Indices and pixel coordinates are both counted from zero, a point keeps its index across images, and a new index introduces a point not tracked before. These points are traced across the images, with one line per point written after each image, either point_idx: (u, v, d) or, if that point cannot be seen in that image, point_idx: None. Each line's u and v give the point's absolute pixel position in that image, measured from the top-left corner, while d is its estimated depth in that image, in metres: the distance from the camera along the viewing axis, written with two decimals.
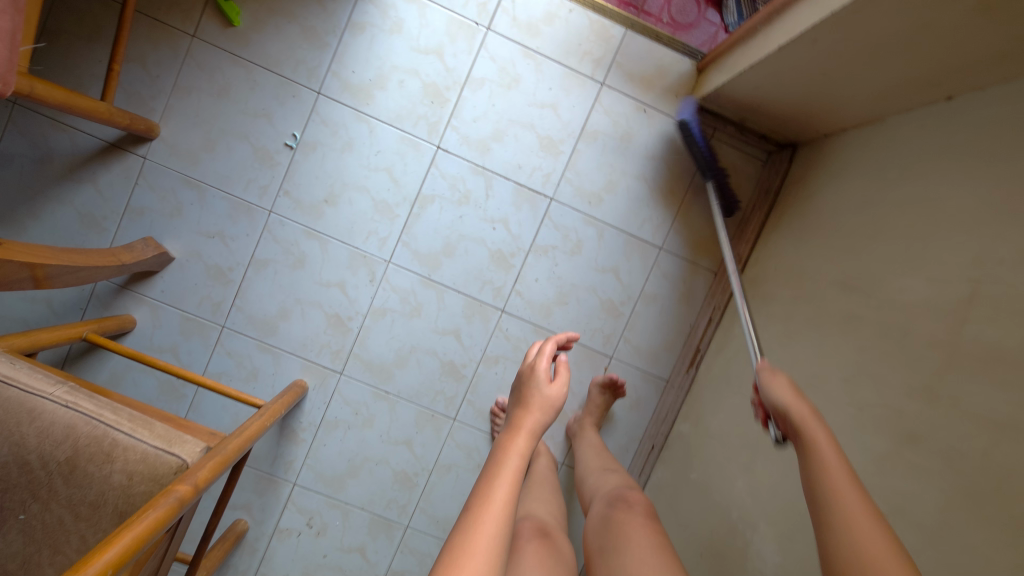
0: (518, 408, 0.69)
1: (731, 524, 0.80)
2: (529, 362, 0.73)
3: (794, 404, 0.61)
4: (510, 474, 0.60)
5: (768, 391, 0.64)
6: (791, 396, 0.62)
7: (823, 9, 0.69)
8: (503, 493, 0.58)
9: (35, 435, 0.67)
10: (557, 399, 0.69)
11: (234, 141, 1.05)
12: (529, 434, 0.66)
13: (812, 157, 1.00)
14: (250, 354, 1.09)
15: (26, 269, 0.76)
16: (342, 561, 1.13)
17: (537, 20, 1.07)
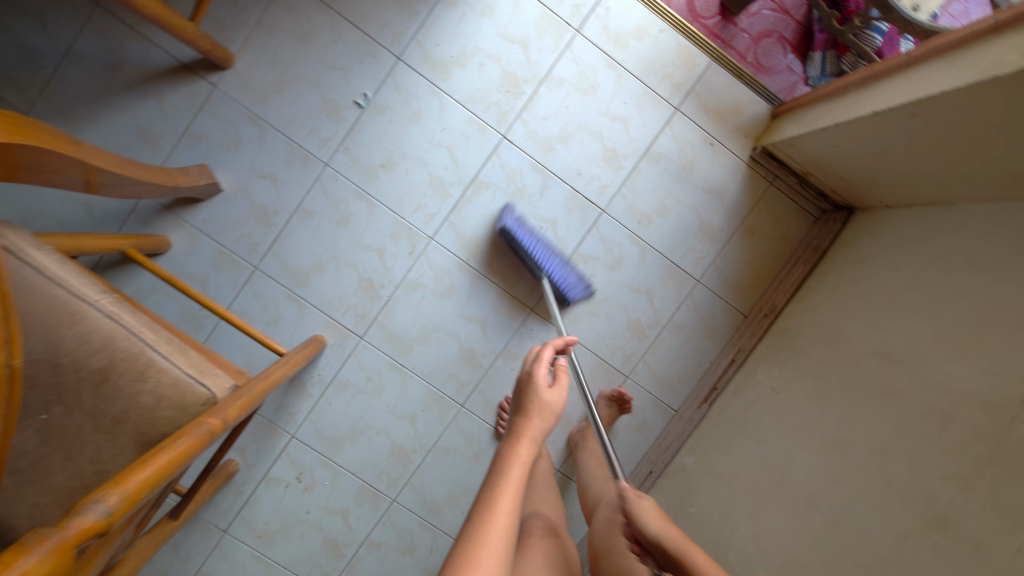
0: (517, 415, 0.69)
1: (726, 565, 0.82)
2: (528, 365, 0.73)
3: (668, 532, 0.62)
4: (513, 483, 0.61)
5: (641, 524, 0.63)
6: (663, 530, 0.62)
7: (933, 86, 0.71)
8: (506, 505, 0.58)
9: (73, 339, 0.66)
10: (555, 405, 0.70)
11: (305, 88, 1.05)
12: (529, 442, 0.66)
13: (866, 225, 1.02)
14: (276, 300, 1.08)
15: (81, 174, 0.74)
16: (323, 521, 1.13)
17: (626, 33, 1.07)
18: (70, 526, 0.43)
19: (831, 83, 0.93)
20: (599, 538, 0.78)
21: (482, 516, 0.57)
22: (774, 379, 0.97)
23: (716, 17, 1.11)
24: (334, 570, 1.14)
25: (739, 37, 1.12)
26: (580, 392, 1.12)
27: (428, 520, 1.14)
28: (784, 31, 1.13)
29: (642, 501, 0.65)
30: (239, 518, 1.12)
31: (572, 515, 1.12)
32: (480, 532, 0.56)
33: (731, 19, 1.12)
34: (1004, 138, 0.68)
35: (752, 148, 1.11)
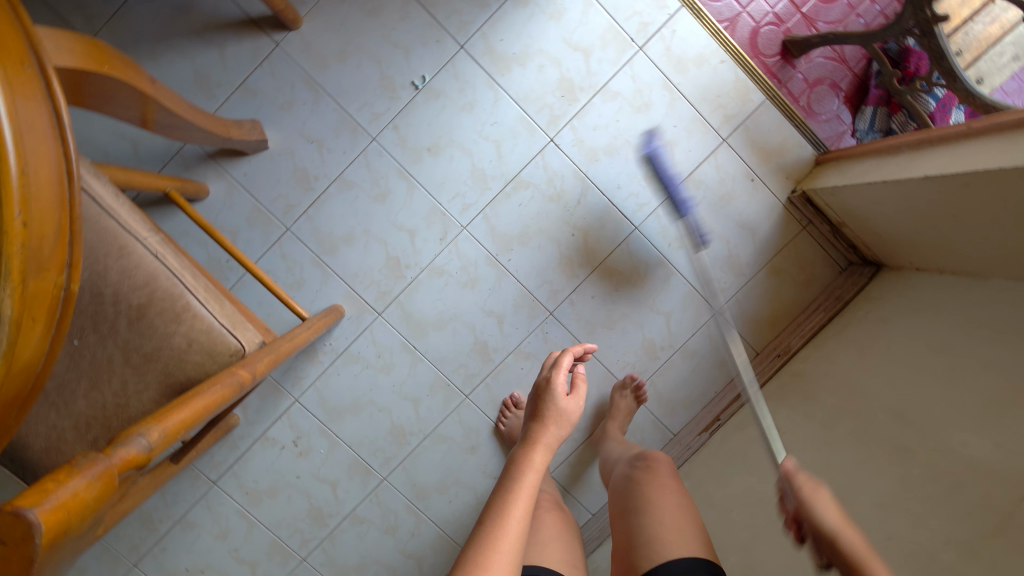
0: (533, 422, 0.67)
1: None
2: (547, 372, 0.71)
3: (846, 532, 0.55)
4: (526, 491, 0.59)
5: (815, 514, 0.58)
6: (841, 526, 0.55)
7: (994, 159, 0.73)
8: (517, 513, 0.57)
9: (117, 272, 0.67)
10: (573, 414, 0.67)
11: (365, 61, 1.05)
12: (544, 450, 0.64)
13: (893, 282, 1.04)
14: (302, 264, 1.08)
15: (136, 112, 0.74)
16: (312, 488, 1.14)
17: (688, 59, 1.08)
18: (114, 455, 0.43)
19: (887, 140, 0.93)
20: (617, 491, 0.83)
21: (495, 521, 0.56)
22: (778, 419, 0.99)
23: (776, 56, 1.12)
24: (316, 538, 1.14)
25: (795, 80, 1.12)
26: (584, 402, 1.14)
27: (415, 504, 1.15)
28: (839, 81, 1.13)
29: (819, 489, 0.59)
30: (230, 473, 1.13)
31: None
32: (491, 537, 0.55)
33: (790, 60, 1.12)
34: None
35: (792, 190, 1.12)
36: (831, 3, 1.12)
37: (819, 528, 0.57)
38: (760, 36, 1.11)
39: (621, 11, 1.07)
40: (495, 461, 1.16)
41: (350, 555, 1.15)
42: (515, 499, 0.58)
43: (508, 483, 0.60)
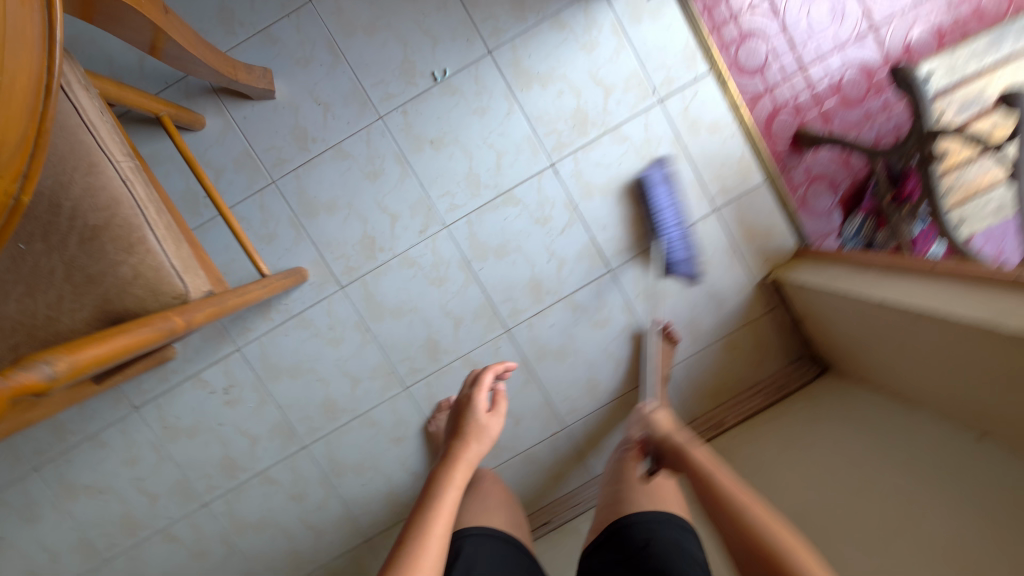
0: (455, 439, 0.71)
1: None
2: (469, 390, 0.76)
3: (676, 434, 0.73)
4: (447, 509, 0.61)
5: (652, 423, 0.78)
6: (667, 430, 0.74)
7: (935, 301, 0.74)
8: (441, 526, 0.59)
9: (81, 188, 0.67)
10: (493, 431, 0.72)
11: (391, 40, 1.05)
12: (465, 465, 0.67)
13: (830, 390, 1.07)
14: (278, 219, 1.08)
15: (145, 37, 0.73)
16: (231, 438, 1.14)
17: (702, 123, 1.10)
18: (12, 379, 0.43)
19: (862, 254, 0.96)
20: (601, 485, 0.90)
21: (419, 532, 0.58)
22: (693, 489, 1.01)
23: (787, 143, 1.14)
24: (223, 486, 1.15)
25: (798, 170, 1.15)
26: (517, 423, 1.16)
27: (328, 478, 1.16)
28: (839, 182, 1.15)
29: (654, 414, 0.79)
30: (154, 403, 1.12)
31: None
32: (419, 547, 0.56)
33: (798, 150, 1.14)
34: (972, 375, 0.72)
35: (766, 274, 1.15)
36: (851, 107, 1.14)
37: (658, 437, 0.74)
38: (776, 120, 1.13)
39: (651, 60, 1.08)
40: (416, 457, 1.17)
41: (253, 511, 1.16)
42: (438, 510, 0.60)
43: (430, 499, 0.62)
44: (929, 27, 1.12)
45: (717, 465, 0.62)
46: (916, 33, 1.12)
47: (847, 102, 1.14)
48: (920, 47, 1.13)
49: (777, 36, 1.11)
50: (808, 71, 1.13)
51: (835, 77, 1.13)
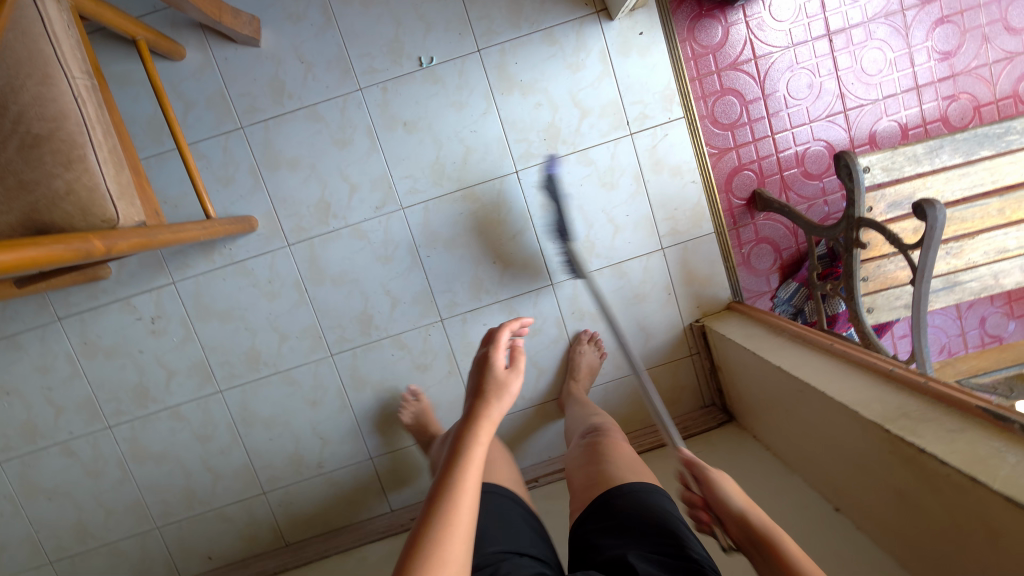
0: (472, 397, 0.58)
1: None
2: (485, 345, 0.60)
3: (753, 512, 0.60)
4: (472, 481, 0.52)
5: (721, 491, 0.63)
6: (746, 506, 0.61)
7: (817, 377, 0.79)
8: (467, 499, 0.51)
9: (31, 96, 0.68)
10: (515, 389, 0.58)
11: (386, 16, 1.07)
12: (488, 425, 0.56)
13: (731, 438, 1.12)
14: (239, 165, 1.09)
15: None
16: (149, 368, 1.15)
17: (666, 162, 1.14)
18: None
19: (780, 320, 1.01)
20: (573, 459, 0.84)
21: (445, 506, 0.50)
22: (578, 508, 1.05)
23: (742, 202, 1.19)
24: (131, 413, 1.16)
25: (748, 228, 1.20)
26: (432, 410, 1.19)
27: (237, 426, 1.18)
28: (783, 248, 1.21)
29: (718, 482, 0.64)
30: (78, 317, 1.12)
31: (358, 499, 1.22)
32: (445, 529, 0.48)
33: (752, 210, 1.19)
34: (833, 451, 0.77)
35: (696, 319, 1.20)
36: (810, 180, 1.19)
37: (728, 511, 0.61)
38: (738, 177, 1.18)
39: (630, 93, 1.11)
40: (328, 424, 1.19)
41: (156, 442, 1.18)
42: (464, 475, 0.52)
43: (454, 465, 0.53)
44: (894, 121, 1.19)
45: (817, 569, 0.50)
46: (882, 125, 1.19)
47: (807, 174, 1.19)
48: (883, 138, 1.19)
49: (755, 97, 1.16)
50: (776, 137, 1.18)
51: (800, 148, 1.19)
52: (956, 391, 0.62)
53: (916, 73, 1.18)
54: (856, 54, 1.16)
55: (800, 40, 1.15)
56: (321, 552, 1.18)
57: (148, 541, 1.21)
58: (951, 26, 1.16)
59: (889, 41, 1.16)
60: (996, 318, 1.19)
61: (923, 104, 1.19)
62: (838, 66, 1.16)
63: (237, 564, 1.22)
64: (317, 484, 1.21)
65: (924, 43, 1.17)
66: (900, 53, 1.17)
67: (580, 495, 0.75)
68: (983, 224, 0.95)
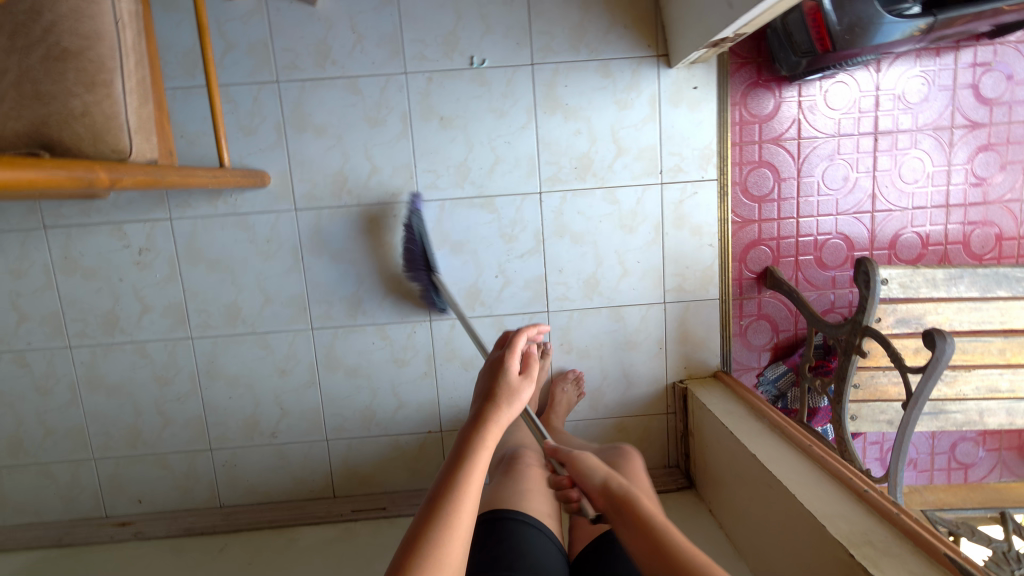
0: (483, 399, 0.63)
1: None
2: (502, 350, 0.66)
3: (609, 482, 0.63)
4: (474, 484, 0.57)
5: (578, 465, 0.64)
6: (603, 471, 0.63)
7: (789, 475, 0.78)
8: (468, 501, 0.56)
9: (68, 8, 0.66)
10: (525, 395, 0.64)
11: (448, 7, 1.05)
12: (496, 429, 0.61)
13: (685, 505, 1.11)
14: (265, 119, 1.06)
15: None
16: (125, 297, 1.12)
17: (688, 220, 1.14)
18: None
19: (763, 405, 1.01)
20: None
21: (450, 502, 0.55)
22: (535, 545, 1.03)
23: (753, 275, 1.18)
24: (95, 339, 1.13)
25: (753, 302, 1.19)
26: (399, 407, 1.18)
27: (200, 376, 1.16)
28: (782, 329, 1.20)
29: (574, 454, 0.65)
30: (64, 230, 1.09)
31: (304, 477, 1.20)
32: (448, 527, 0.54)
33: (760, 285, 1.18)
34: (789, 554, 0.76)
35: (680, 379, 1.19)
36: (822, 269, 1.19)
37: (587, 483, 0.63)
38: (753, 251, 1.17)
39: (670, 144, 1.10)
40: (292, 396, 1.17)
41: (113, 373, 1.15)
42: (469, 476, 0.57)
43: (461, 464, 0.58)
44: (917, 233, 1.19)
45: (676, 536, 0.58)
46: (905, 233, 1.19)
47: (821, 264, 1.19)
48: (902, 247, 1.19)
49: (789, 176, 1.15)
50: (801, 220, 1.17)
51: (821, 237, 1.18)
52: (925, 532, 0.61)
53: (950, 191, 1.18)
54: (897, 158, 1.16)
55: (846, 132, 1.15)
56: (253, 523, 1.16)
57: (80, 470, 1.18)
58: (994, 154, 1.17)
59: (931, 154, 1.16)
60: (966, 446, 1.19)
61: (949, 222, 1.19)
62: (876, 166, 1.16)
63: (165, 514, 1.19)
64: (266, 453, 1.19)
65: (964, 165, 1.17)
66: (939, 169, 1.17)
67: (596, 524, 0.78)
68: (982, 359, 0.96)
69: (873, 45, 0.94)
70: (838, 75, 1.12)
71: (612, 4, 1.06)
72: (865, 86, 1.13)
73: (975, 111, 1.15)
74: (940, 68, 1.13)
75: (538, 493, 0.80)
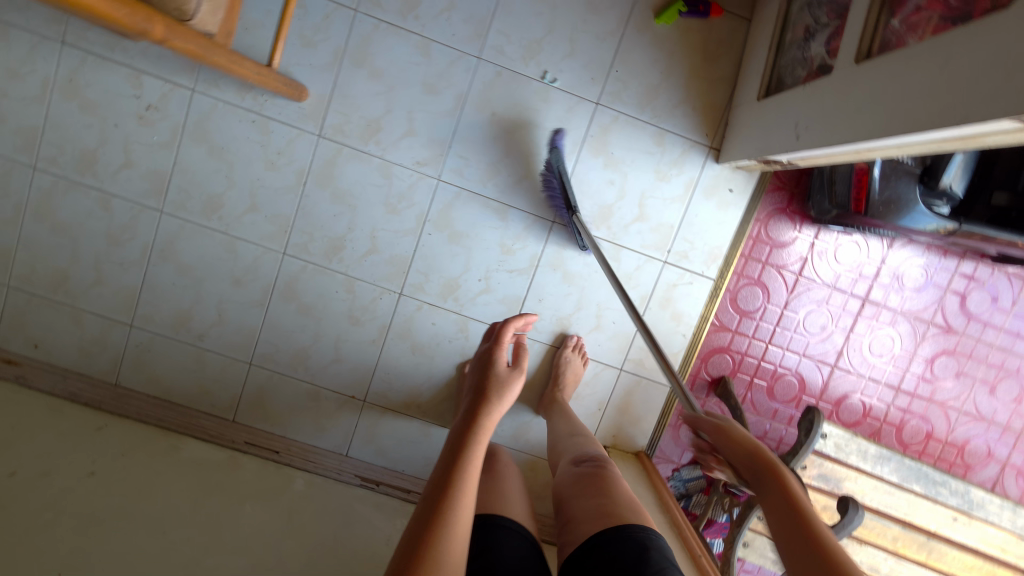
0: (477, 396, 0.73)
1: (210, 538, 0.87)
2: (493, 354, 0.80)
3: (776, 473, 0.64)
4: (478, 458, 0.65)
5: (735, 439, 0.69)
6: (746, 437, 0.69)
7: None
8: (477, 465, 0.64)
9: None
10: (512, 390, 0.75)
11: (544, 18, 1.06)
12: (491, 418, 0.70)
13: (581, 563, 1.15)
14: (329, 39, 1.04)
15: None
16: (113, 145, 1.07)
17: (673, 303, 1.17)
18: None
19: (669, 498, 1.08)
20: (565, 486, 0.79)
21: (459, 472, 0.61)
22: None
23: (708, 377, 1.21)
24: (63, 171, 1.07)
25: (697, 401, 1.22)
26: (335, 361, 1.15)
27: (152, 252, 1.11)
28: None
29: (748, 443, 0.68)
30: (81, 54, 1.03)
31: (211, 391, 1.16)
32: (457, 491, 0.60)
33: (710, 389, 1.22)
34: None
35: (605, 445, 1.21)
36: (770, 398, 1.24)
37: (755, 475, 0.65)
38: (717, 356, 1.21)
39: (687, 231, 1.14)
40: (235, 308, 1.13)
41: (66, 211, 1.09)
42: (474, 448, 0.65)
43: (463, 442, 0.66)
44: (862, 401, 1.25)
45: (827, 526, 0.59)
46: (852, 397, 1.24)
47: (770, 394, 1.23)
48: (845, 408, 1.24)
49: (776, 304, 1.20)
50: (768, 347, 1.22)
51: (780, 369, 1.23)
52: None
53: (905, 376, 1.24)
54: (872, 329, 1.22)
55: (840, 286, 1.20)
56: (141, 416, 1.12)
57: None
58: (953, 360, 1.24)
59: (902, 338, 1.23)
60: None
61: (894, 403, 1.25)
62: (853, 328, 1.22)
63: (57, 370, 1.12)
64: (185, 352, 1.14)
65: (925, 360, 1.24)
66: (903, 354, 1.24)
67: (581, 524, 0.70)
68: (875, 537, 1.05)
69: (900, 225, 0.99)
70: (854, 235, 1.19)
71: (690, 83, 1.09)
72: (873, 255, 1.20)
73: (954, 317, 1.23)
74: (941, 267, 1.21)
75: (519, 505, 0.79)
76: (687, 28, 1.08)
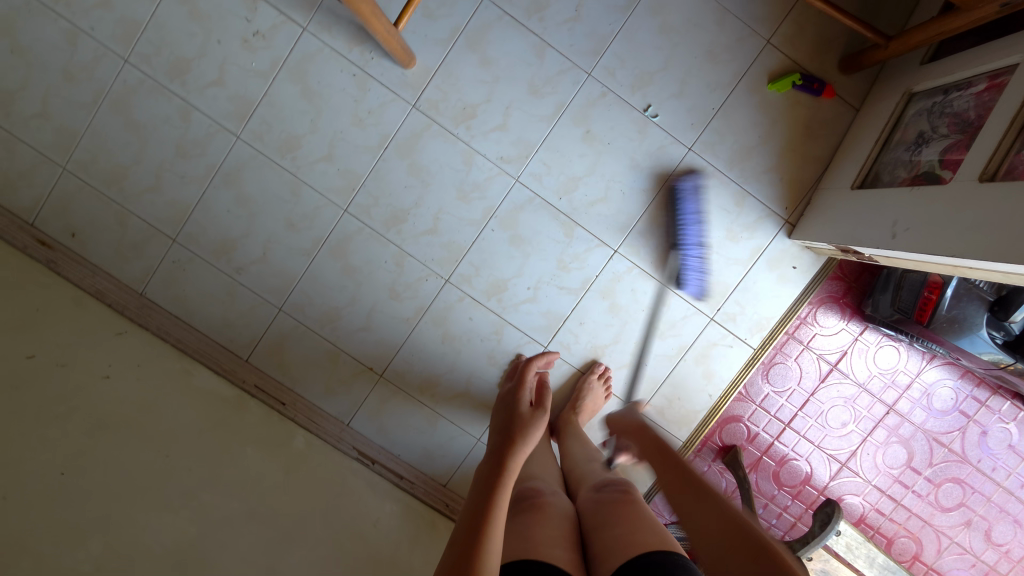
0: (503, 438, 0.81)
1: (207, 472, 0.85)
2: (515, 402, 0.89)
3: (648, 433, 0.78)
4: (506, 484, 0.71)
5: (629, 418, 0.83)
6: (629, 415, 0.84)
7: None
8: (507, 494, 0.70)
9: None
10: (533, 427, 0.83)
11: (662, 53, 1.07)
12: (516, 456, 0.78)
13: None
14: (451, 16, 1.04)
15: None
16: (210, 59, 1.06)
17: (708, 362, 1.16)
18: None
19: None
20: (591, 515, 0.78)
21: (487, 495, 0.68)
22: (400, 533, 0.99)
23: (718, 444, 1.20)
24: (153, 72, 1.06)
25: (702, 464, 1.21)
26: (364, 328, 1.14)
27: (217, 174, 1.09)
28: None
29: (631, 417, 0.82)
30: None
31: (233, 325, 1.13)
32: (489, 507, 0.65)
33: (717, 455, 1.21)
34: None
35: None
36: (774, 482, 1.22)
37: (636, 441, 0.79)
38: (733, 425, 1.20)
39: (741, 294, 1.14)
40: (281, 250, 1.12)
41: (144, 111, 1.07)
42: (503, 477, 0.72)
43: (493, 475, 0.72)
44: (862, 506, 1.23)
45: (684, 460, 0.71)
46: (852, 499, 1.23)
47: (774, 475, 1.22)
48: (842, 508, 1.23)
49: (803, 389, 1.20)
50: (785, 428, 1.21)
51: (790, 454, 1.22)
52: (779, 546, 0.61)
53: (908, 492, 1.23)
54: (888, 438, 1.22)
55: (870, 388, 1.20)
56: (160, 331, 1.09)
57: (43, 168, 1.09)
58: (960, 489, 1.22)
59: (915, 454, 1.22)
60: None
61: (891, 516, 1.23)
62: (871, 432, 1.22)
63: (87, 263, 1.10)
64: (219, 280, 1.12)
65: (932, 482, 1.22)
66: (912, 470, 1.22)
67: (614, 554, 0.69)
68: None
69: (955, 345, 0.99)
70: (897, 341, 1.19)
71: (783, 154, 1.10)
72: (910, 365, 1.20)
73: (969, 447, 1.22)
74: (971, 395, 1.21)
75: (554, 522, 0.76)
76: (796, 101, 1.09)
